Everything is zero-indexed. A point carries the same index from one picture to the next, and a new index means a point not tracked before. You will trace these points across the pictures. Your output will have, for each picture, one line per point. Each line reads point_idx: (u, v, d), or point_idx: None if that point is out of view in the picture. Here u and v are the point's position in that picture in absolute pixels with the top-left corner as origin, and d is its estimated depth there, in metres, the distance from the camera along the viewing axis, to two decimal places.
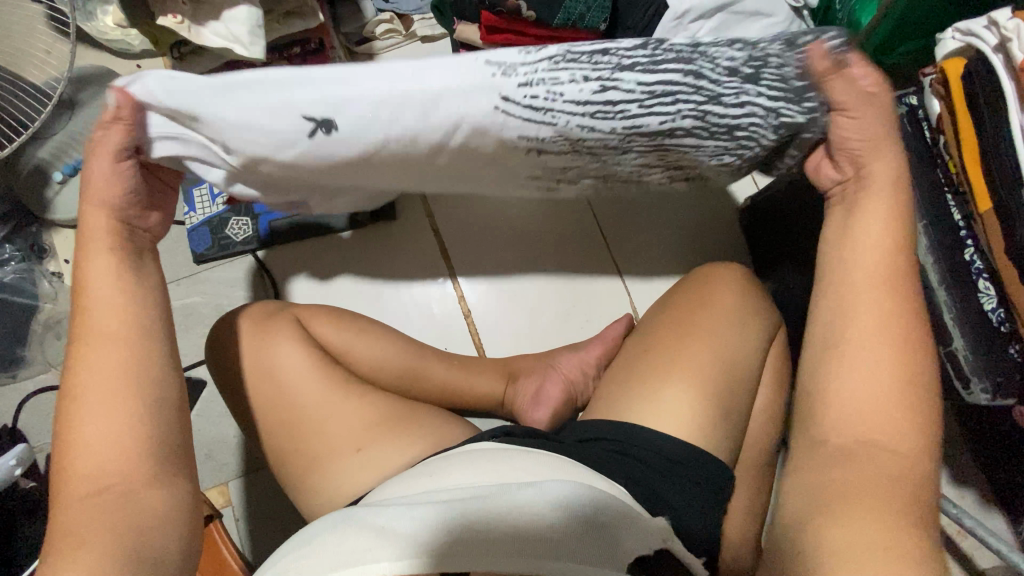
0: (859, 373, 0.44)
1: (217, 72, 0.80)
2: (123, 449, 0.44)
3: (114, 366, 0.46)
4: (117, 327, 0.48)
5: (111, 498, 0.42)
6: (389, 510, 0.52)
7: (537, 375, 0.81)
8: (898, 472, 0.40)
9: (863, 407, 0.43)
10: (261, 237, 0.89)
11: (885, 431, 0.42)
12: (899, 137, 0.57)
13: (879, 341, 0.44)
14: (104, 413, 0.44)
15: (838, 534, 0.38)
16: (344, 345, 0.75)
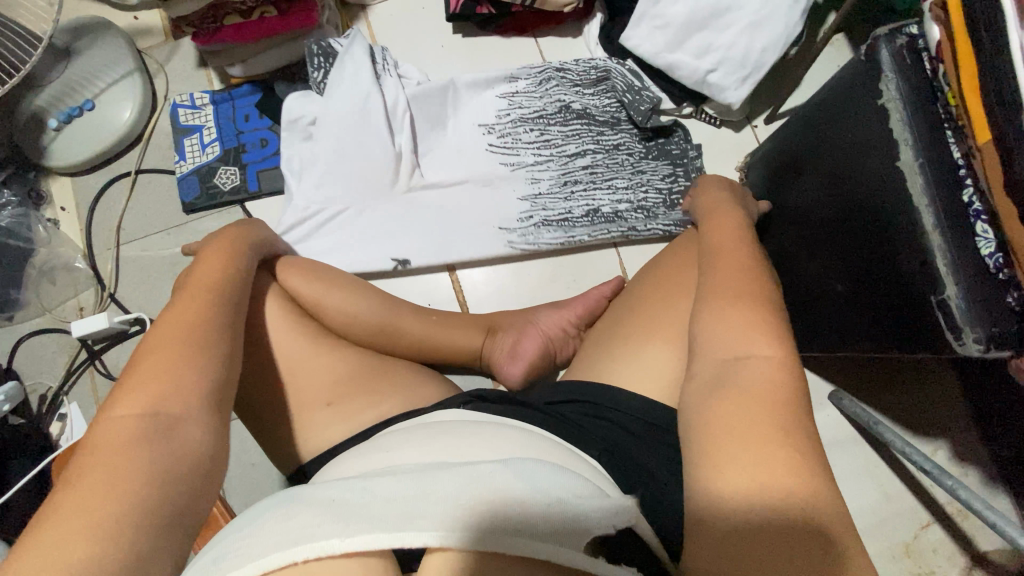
0: (719, 325, 0.43)
1: (203, 16, 0.79)
2: (159, 392, 0.43)
3: (176, 331, 0.48)
4: (195, 304, 0.51)
5: (155, 422, 0.41)
6: (344, 485, 0.44)
7: (514, 330, 0.79)
8: (766, 389, 0.38)
9: (724, 341, 0.42)
10: (248, 188, 0.89)
11: (747, 350, 0.41)
12: (899, 72, 0.53)
13: (737, 300, 0.44)
14: (160, 363, 0.45)
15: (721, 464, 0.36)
16: (318, 297, 0.75)
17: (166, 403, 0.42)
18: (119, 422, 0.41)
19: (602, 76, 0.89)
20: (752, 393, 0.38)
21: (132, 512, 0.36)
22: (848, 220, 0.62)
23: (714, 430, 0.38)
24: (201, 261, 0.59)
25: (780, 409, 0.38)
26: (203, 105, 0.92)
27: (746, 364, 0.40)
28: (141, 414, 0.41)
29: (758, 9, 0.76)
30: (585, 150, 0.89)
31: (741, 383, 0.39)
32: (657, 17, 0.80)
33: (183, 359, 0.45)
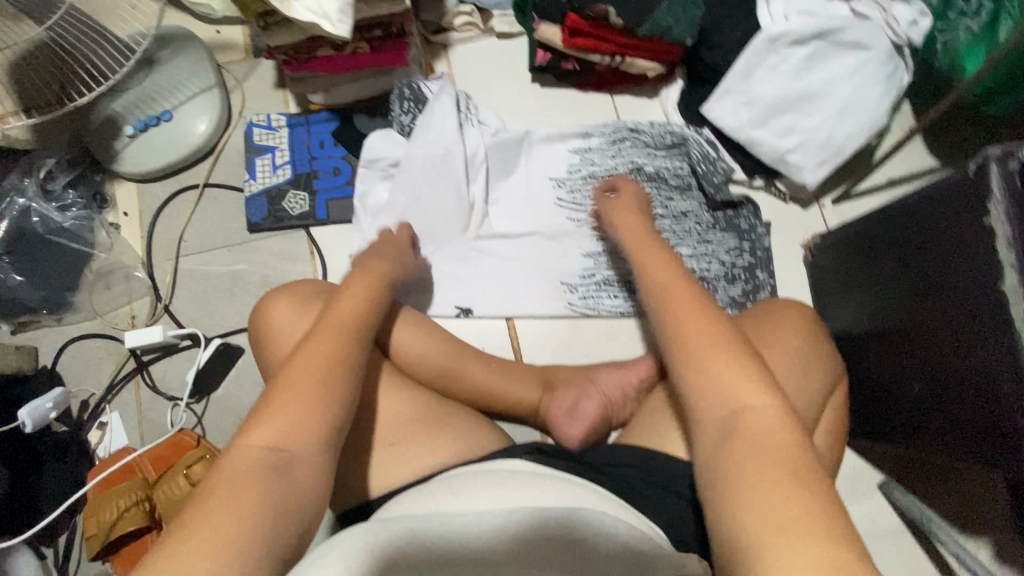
0: (721, 369, 0.46)
1: (298, 46, 0.79)
2: (291, 433, 0.48)
3: (316, 363, 0.52)
4: (340, 340, 0.56)
5: (274, 458, 0.46)
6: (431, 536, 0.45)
7: (573, 388, 0.79)
8: (777, 429, 0.43)
9: (727, 388, 0.45)
10: (316, 215, 0.89)
11: (747, 398, 0.44)
12: (1009, 196, 0.53)
13: (723, 344, 0.47)
14: (296, 398, 0.49)
15: (749, 511, 0.39)
16: (394, 337, 0.77)
17: (295, 442, 0.47)
18: (254, 451, 0.46)
19: (677, 142, 0.90)
20: (764, 434, 0.42)
21: (251, 539, 0.41)
22: (928, 323, 0.63)
23: (738, 481, 0.41)
24: (352, 284, 0.66)
25: (796, 453, 0.41)
26: (279, 127, 0.92)
27: (748, 413, 0.44)
28: (271, 447, 0.47)
29: (847, 98, 0.77)
30: (652, 215, 0.90)
31: (749, 428, 0.43)
32: (744, 94, 0.80)
33: (316, 398, 0.50)
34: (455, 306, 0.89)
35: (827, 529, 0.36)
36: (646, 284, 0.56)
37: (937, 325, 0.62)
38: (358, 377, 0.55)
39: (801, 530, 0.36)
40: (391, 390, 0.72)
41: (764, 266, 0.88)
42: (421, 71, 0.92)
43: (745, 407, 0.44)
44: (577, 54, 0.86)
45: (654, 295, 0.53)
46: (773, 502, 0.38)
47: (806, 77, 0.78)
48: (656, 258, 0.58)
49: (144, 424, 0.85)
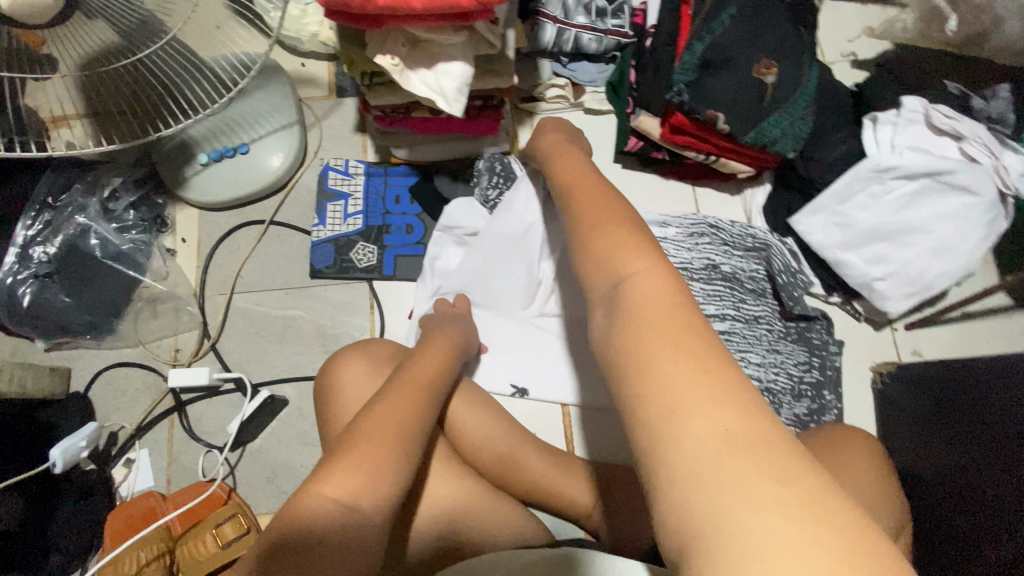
0: (630, 261, 0.41)
1: (396, 107, 0.77)
2: (355, 492, 0.52)
3: (388, 425, 0.57)
4: (411, 411, 0.60)
5: (337, 509, 0.51)
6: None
7: (633, 497, 0.75)
8: (662, 312, 0.38)
9: (650, 291, 0.39)
10: (383, 270, 0.86)
11: (655, 298, 0.39)
12: None
13: (646, 246, 0.42)
14: (361, 460, 0.53)
15: (703, 505, 0.30)
16: (456, 416, 0.74)
17: (360, 503, 0.52)
18: (325, 502, 0.51)
19: (759, 247, 0.88)
20: (646, 315, 0.38)
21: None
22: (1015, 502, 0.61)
23: (653, 382, 0.35)
24: (426, 352, 0.69)
25: (708, 343, 0.36)
26: (355, 174, 0.89)
27: (637, 283, 0.40)
28: (338, 502, 0.51)
29: (945, 237, 0.76)
30: (723, 315, 0.87)
31: (637, 309, 0.38)
32: (840, 216, 0.79)
33: (383, 463, 0.54)
34: (512, 383, 0.86)
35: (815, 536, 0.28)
36: (579, 226, 0.46)
37: (1012, 489, 0.62)
38: (421, 447, 0.59)
39: (746, 446, 0.31)
40: (449, 479, 0.69)
41: (831, 386, 0.85)
42: (508, 139, 0.90)
43: (682, 332, 0.37)
44: (673, 148, 0.84)
45: (577, 246, 0.45)
46: (751, 494, 0.30)
47: (907, 211, 0.77)
48: (559, 166, 0.58)
49: (172, 466, 0.81)
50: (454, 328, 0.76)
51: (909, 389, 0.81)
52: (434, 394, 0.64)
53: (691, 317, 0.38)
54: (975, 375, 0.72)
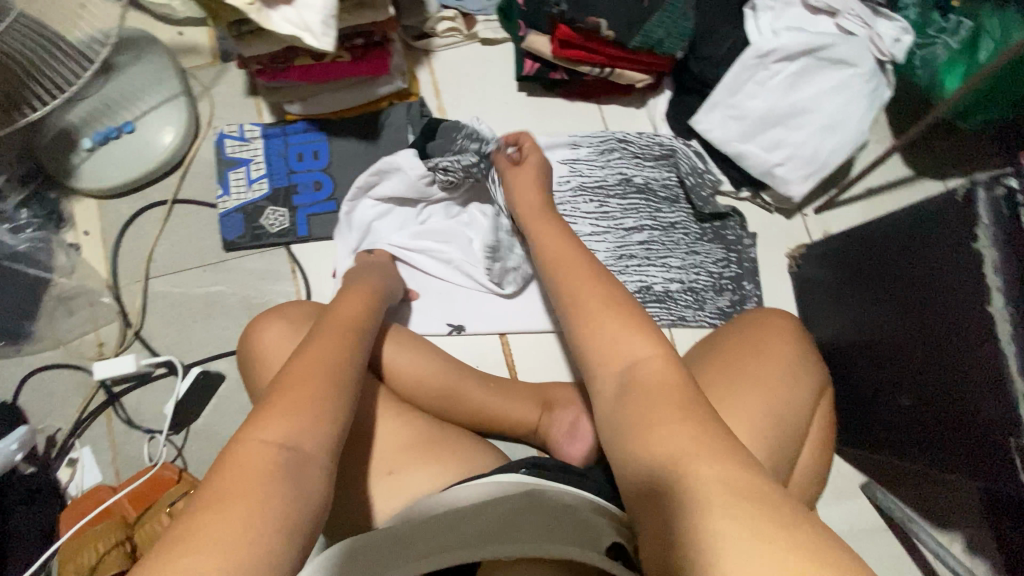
0: (592, 297, 0.52)
1: (274, 56, 0.76)
2: (293, 434, 0.50)
3: (318, 367, 0.56)
4: (338, 355, 0.59)
5: (275, 454, 0.48)
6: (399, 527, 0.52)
7: (574, 407, 0.79)
8: (606, 325, 0.49)
9: (600, 316, 0.50)
10: (297, 232, 0.85)
11: (596, 306, 0.51)
12: (994, 221, 0.56)
13: (601, 282, 0.54)
14: (297, 403, 0.52)
15: (648, 433, 0.41)
16: (389, 358, 0.75)
17: (300, 440, 0.50)
18: (266, 447, 0.48)
19: (666, 153, 0.91)
20: (596, 295, 0.52)
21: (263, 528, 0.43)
22: (920, 346, 0.64)
23: (599, 331, 0.49)
24: (346, 299, 0.69)
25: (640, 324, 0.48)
26: (253, 138, 0.87)
27: (585, 294, 0.53)
28: (279, 446, 0.49)
29: (833, 113, 0.79)
30: (641, 226, 0.90)
31: (587, 324, 0.50)
32: (734, 108, 0.81)
33: (320, 403, 0.53)
34: (447, 323, 0.87)
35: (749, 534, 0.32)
36: (550, 263, 0.60)
37: (914, 334, 0.65)
38: (358, 379, 0.59)
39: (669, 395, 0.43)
40: (388, 416, 0.70)
41: (750, 276, 0.89)
42: (404, 79, 0.86)
43: (636, 365, 0.46)
44: (567, 64, 0.84)
45: (553, 279, 0.58)
46: (665, 420, 0.40)
47: (794, 92, 0.79)
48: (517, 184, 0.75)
49: (117, 458, 0.80)
50: (370, 275, 0.76)
51: (818, 266, 0.85)
52: (363, 337, 0.63)
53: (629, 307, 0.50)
54: (856, 240, 0.76)
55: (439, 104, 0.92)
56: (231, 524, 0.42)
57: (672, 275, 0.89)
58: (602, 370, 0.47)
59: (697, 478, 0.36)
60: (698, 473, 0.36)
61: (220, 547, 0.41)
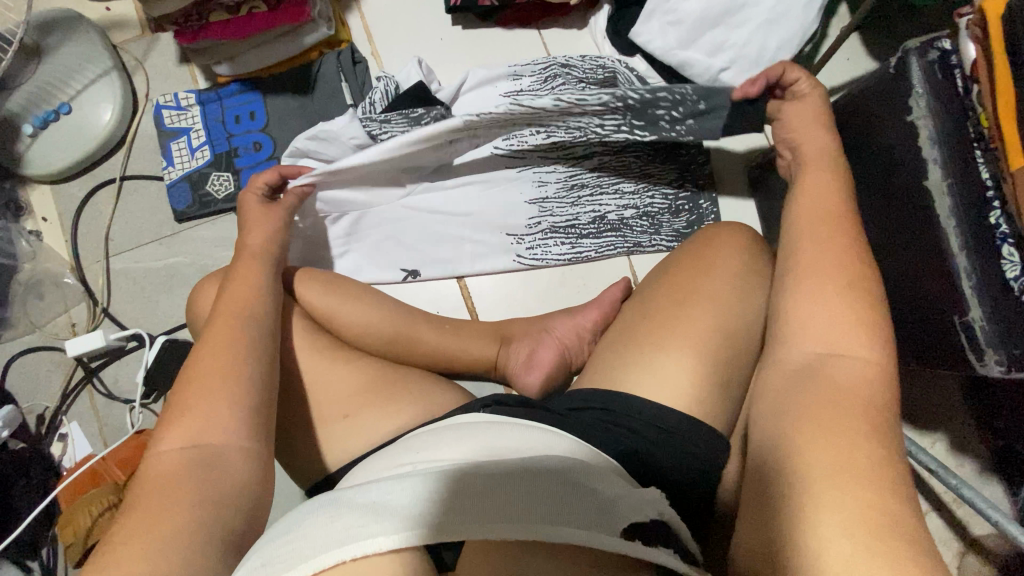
0: (815, 227, 0.50)
1: (186, 13, 0.75)
2: (197, 436, 0.48)
3: (219, 347, 0.53)
4: (224, 336, 0.54)
5: (189, 458, 0.46)
6: (373, 487, 0.45)
7: (529, 338, 0.80)
8: (824, 268, 0.47)
9: (817, 250, 0.48)
10: (242, 194, 0.85)
11: (814, 222, 0.50)
12: (930, 87, 0.52)
13: (837, 207, 0.51)
14: (197, 398, 0.49)
15: (802, 313, 0.46)
16: (332, 308, 0.76)
17: (205, 436, 0.48)
18: (169, 455, 0.47)
19: (609, 76, 0.85)
20: (821, 208, 0.51)
21: (193, 525, 0.42)
22: (884, 239, 0.59)
23: (809, 271, 0.48)
24: (235, 279, 0.62)
25: (848, 270, 0.47)
26: (189, 106, 0.87)
27: (808, 195, 0.53)
28: (183, 447, 0.47)
29: (775, 5, 0.75)
30: (590, 153, 0.86)
31: (803, 247, 0.49)
32: (670, 12, 0.79)
33: (216, 392, 0.50)
34: (403, 272, 0.86)
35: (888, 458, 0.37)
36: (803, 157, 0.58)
37: (869, 228, 0.61)
38: (271, 318, 0.59)
39: (849, 348, 0.43)
40: (338, 363, 0.71)
41: (706, 194, 0.87)
42: (330, 25, 0.84)
43: (841, 352, 0.43)
44: None
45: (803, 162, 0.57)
46: (821, 305, 0.46)
47: None
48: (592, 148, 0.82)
49: (104, 429, 0.84)
50: None
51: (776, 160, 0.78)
52: (253, 317, 0.57)
53: (852, 257, 0.48)
54: None
55: (373, 47, 0.90)
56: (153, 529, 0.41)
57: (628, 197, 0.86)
58: (796, 339, 0.46)
59: (837, 376, 0.42)
60: (838, 368, 0.43)
61: (145, 555, 0.39)
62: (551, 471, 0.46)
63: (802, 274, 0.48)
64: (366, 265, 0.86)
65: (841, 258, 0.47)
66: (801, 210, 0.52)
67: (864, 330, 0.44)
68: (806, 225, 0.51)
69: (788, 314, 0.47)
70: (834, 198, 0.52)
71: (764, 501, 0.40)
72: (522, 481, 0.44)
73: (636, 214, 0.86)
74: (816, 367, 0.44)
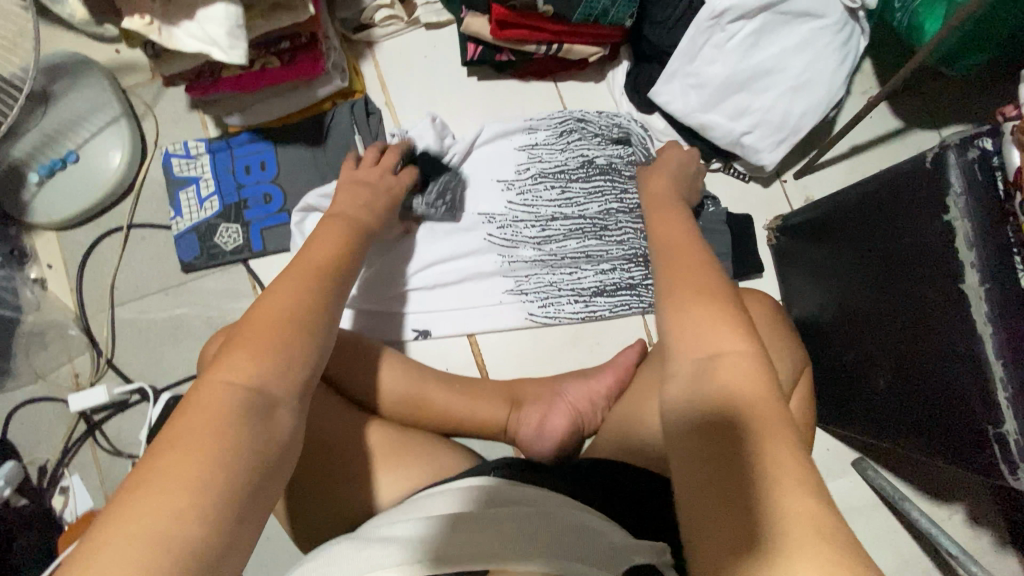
0: (676, 239, 0.49)
1: (199, 71, 0.73)
2: (256, 375, 0.41)
3: (291, 301, 0.47)
4: (300, 285, 0.48)
5: (247, 398, 0.40)
6: (388, 527, 0.49)
7: (541, 403, 0.78)
8: (681, 267, 0.45)
9: (670, 257, 0.47)
10: (251, 247, 0.84)
11: (672, 238, 0.49)
12: (969, 188, 0.50)
13: (678, 229, 0.50)
14: (265, 338, 0.43)
15: (680, 314, 0.42)
16: (342, 372, 0.74)
17: (265, 383, 0.41)
18: (222, 389, 0.39)
19: (626, 133, 0.85)
20: (672, 229, 0.51)
21: (230, 484, 0.36)
22: (908, 331, 0.58)
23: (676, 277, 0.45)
24: (308, 244, 0.54)
25: (701, 268, 0.45)
26: (199, 154, 0.85)
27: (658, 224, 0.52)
28: (243, 389, 0.40)
29: (802, 72, 0.74)
30: (607, 211, 0.84)
31: (667, 253, 0.47)
32: (693, 75, 0.76)
33: (291, 343, 0.43)
34: (413, 328, 0.85)
35: (795, 454, 0.36)
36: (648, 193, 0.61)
37: (892, 318, 0.60)
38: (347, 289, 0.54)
39: (731, 333, 0.41)
40: (346, 431, 0.69)
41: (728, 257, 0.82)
42: (344, 76, 0.83)
43: (724, 350, 0.40)
44: (511, 45, 0.79)
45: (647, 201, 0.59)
46: (701, 304, 0.42)
47: (755, 53, 0.75)
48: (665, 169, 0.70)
49: (106, 484, 0.82)
50: None
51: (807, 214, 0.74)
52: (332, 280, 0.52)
53: (699, 256, 0.46)
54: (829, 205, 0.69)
55: (387, 96, 0.88)
56: (189, 488, 0.35)
57: (632, 247, 0.84)
58: (675, 348, 0.42)
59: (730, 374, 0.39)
60: (731, 365, 0.39)
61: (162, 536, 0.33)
62: (560, 512, 0.48)
63: (670, 278, 0.45)
64: (372, 329, 0.84)
65: (702, 263, 0.46)
66: (661, 239, 0.50)
67: (732, 330, 0.41)
68: (664, 241, 0.49)
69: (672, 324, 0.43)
70: (684, 224, 0.51)
71: (724, 528, 0.34)
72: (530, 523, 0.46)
73: (651, 274, 0.84)
74: (710, 366, 0.40)
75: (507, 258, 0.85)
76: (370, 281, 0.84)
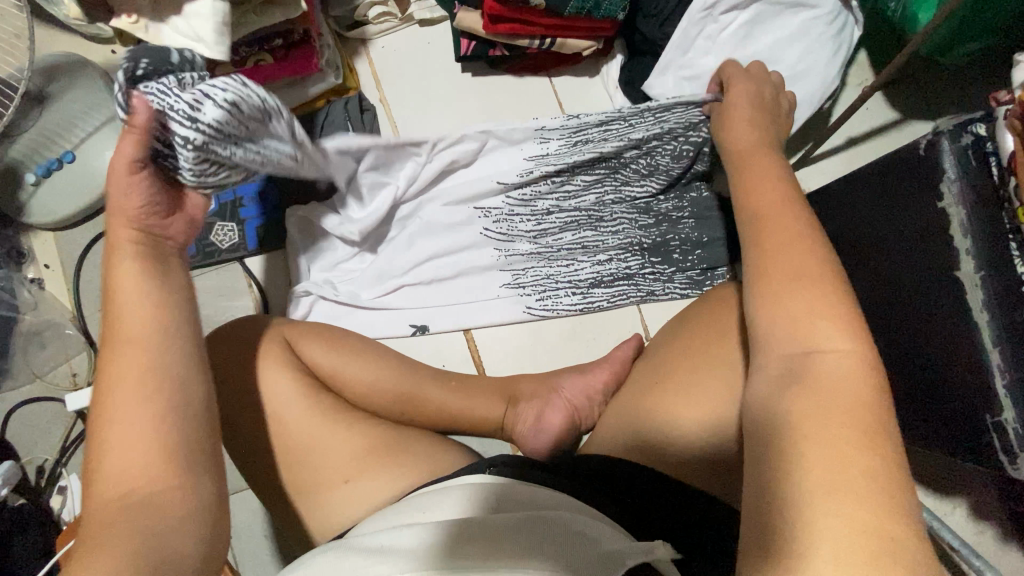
0: (780, 211, 0.44)
1: None
2: (132, 468, 0.41)
3: (132, 375, 0.43)
4: (131, 363, 0.44)
5: (134, 501, 0.40)
6: (378, 535, 0.46)
7: (538, 399, 0.78)
8: (789, 245, 0.41)
9: (776, 233, 0.42)
10: (247, 246, 0.84)
11: (769, 208, 0.45)
12: (963, 174, 0.51)
13: (779, 193, 0.46)
14: (128, 429, 0.42)
15: (773, 299, 0.40)
16: (335, 368, 0.72)
17: (140, 474, 0.41)
18: (109, 508, 0.40)
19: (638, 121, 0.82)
20: (770, 196, 0.46)
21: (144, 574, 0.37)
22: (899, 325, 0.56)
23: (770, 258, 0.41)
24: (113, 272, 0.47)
25: (808, 247, 0.41)
26: None
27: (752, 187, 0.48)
28: (122, 496, 0.40)
29: (794, 63, 0.75)
30: (605, 203, 0.84)
31: (764, 223, 0.44)
32: (686, 67, 0.77)
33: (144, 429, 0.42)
34: (410, 325, 0.84)
35: (869, 467, 0.32)
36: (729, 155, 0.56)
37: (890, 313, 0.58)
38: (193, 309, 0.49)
39: (827, 328, 0.37)
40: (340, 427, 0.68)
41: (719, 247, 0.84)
42: (337, 74, 0.83)
43: (819, 346, 0.37)
44: (503, 40, 0.79)
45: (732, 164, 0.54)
46: (801, 291, 0.39)
47: (748, 43, 0.77)
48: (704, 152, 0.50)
49: None
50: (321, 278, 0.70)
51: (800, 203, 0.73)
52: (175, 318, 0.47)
53: (805, 232, 0.42)
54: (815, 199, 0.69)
55: (381, 93, 0.88)
56: None
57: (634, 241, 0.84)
58: (768, 334, 0.39)
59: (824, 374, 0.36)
60: (822, 364, 0.36)
61: None
62: (559, 518, 0.45)
63: (768, 258, 0.41)
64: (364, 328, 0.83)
65: (807, 242, 0.41)
66: (752, 201, 0.46)
67: (833, 317, 0.38)
68: (761, 210, 0.45)
69: (766, 307, 0.40)
70: (778, 183, 0.47)
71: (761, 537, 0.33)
72: (531, 532, 0.43)
73: (649, 266, 0.84)
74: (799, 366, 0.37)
75: (504, 253, 0.84)
76: (368, 275, 0.84)
